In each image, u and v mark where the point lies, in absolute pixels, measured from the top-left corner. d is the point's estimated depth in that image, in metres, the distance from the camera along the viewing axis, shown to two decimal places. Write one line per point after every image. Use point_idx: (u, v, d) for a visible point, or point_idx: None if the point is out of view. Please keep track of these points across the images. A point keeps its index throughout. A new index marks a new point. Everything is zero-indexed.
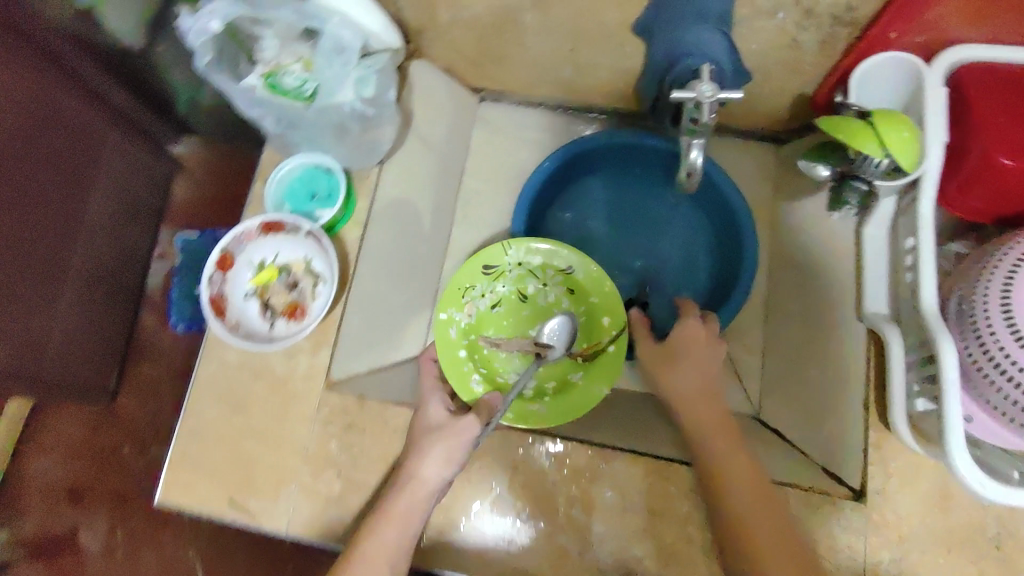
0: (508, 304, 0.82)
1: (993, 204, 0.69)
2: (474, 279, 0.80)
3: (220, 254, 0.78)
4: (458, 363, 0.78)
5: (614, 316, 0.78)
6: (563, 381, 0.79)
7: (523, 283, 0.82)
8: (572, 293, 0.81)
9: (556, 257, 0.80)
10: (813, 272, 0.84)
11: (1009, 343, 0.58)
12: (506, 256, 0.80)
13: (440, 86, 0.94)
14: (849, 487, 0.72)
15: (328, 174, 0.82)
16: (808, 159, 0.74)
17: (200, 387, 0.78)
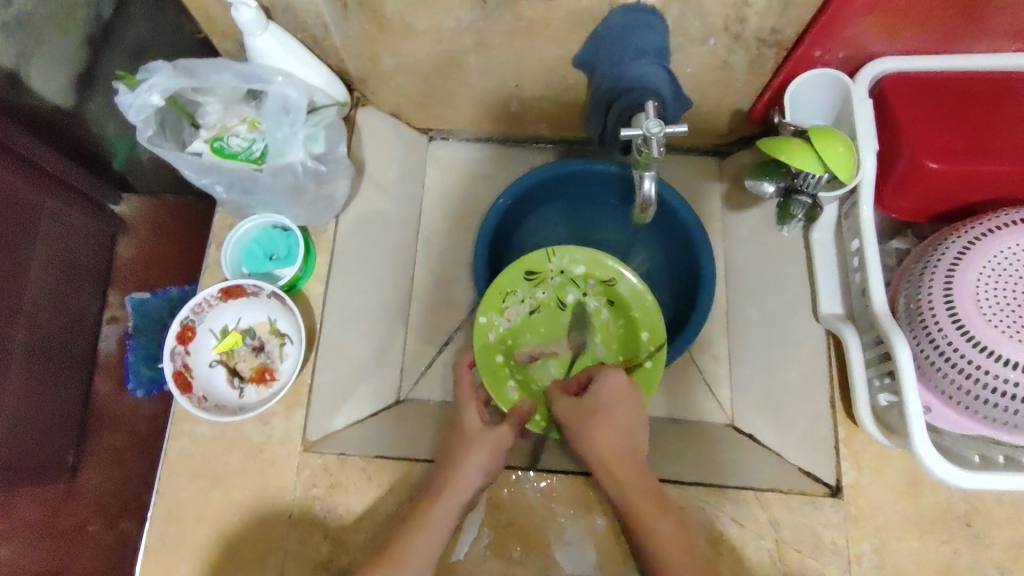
0: (547, 310, 0.86)
1: (924, 203, 0.73)
2: (516, 284, 0.84)
3: (180, 326, 0.75)
4: (495, 369, 0.82)
5: (653, 330, 0.82)
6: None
7: (562, 291, 0.87)
8: (612, 304, 0.85)
9: (596, 269, 0.84)
10: (768, 277, 0.87)
11: (954, 335, 0.62)
12: (550, 263, 0.84)
13: (389, 131, 0.94)
14: (827, 484, 0.74)
15: (285, 233, 0.81)
16: (753, 177, 0.79)
17: (171, 464, 0.75)
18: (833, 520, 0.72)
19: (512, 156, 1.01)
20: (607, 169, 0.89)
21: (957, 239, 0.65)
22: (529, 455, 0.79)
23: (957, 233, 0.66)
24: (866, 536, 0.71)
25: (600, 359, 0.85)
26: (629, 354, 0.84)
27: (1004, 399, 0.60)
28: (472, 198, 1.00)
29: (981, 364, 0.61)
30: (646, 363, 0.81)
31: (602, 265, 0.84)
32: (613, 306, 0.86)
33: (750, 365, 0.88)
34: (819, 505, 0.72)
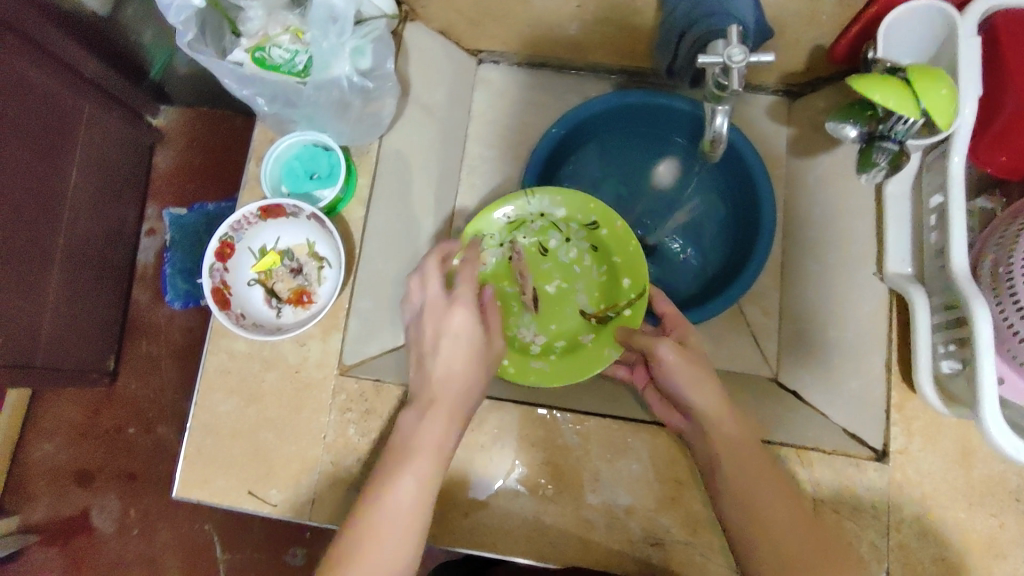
0: (530, 256, 0.85)
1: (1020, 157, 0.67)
2: (493, 228, 0.82)
3: (220, 242, 0.73)
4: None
5: (634, 277, 0.79)
6: (571, 341, 0.82)
7: (545, 237, 0.85)
8: (595, 250, 0.83)
9: (580, 212, 0.81)
10: (830, 230, 0.83)
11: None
12: (528, 205, 0.81)
13: (438, 50, 0.89)
14: (872, 449, 0.71)
15: (327, 151, 0.78)
16: (835, 119, 0.73)
17: (210, 379, 0.76)
18: (875, 484, 0.70)
19: (569, 84, 0.96)
20: (672, 103, 0.83)
21: None
22: (566, 399, 0.78)
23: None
24: (909, 503, 0.69)
25: (581, 307, 0.84)
26: (609, 303, 0.82)
27: None
28: (521, 127, 0.96)
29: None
30: (624, 312, 0.79)
31: (585, 209, 0.81)
32: (594, 253, 0.84)
33: (801, 322, 0.85)
34: (863, 467, 0.70)
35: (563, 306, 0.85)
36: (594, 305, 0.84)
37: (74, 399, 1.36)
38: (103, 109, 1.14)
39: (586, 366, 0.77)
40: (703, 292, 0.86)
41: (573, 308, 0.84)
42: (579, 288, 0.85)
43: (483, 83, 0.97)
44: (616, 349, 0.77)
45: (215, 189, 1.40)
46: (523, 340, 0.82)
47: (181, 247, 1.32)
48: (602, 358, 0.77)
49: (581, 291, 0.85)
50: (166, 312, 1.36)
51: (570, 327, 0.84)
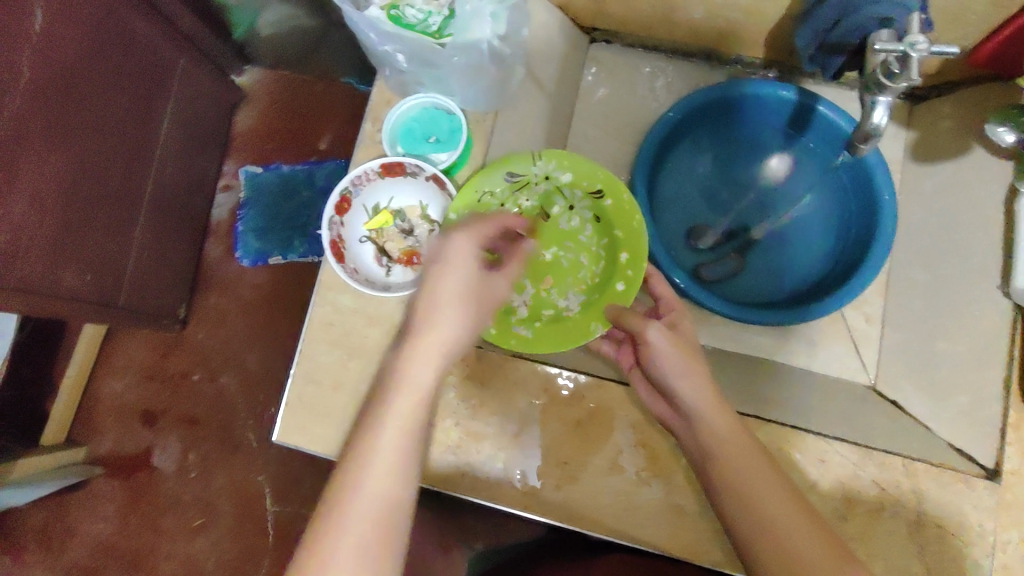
0: (530, 219, 0.81)
1: None
2: (496, 186, 0.76)
3: (339, 197, 0.74)
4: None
5: (634, 252, 0.76)
6: (559, 311, 0.79)
7: (548, 202, 0.81)
8: (597, 222, 0.80)
9: (586, 181, 0.78)
10: (948, 240, 0.80)
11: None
12: (535, 167, 0.78)
13: (555, 23, 0.89)
14: (983, 466, 0.69)
15: (448, 115, 0.78)
16: (993, 121, 0.75)
17: (314, 329, 0.77)
18: (982, 503, 0.68)
19: (679, 71, 0.94)
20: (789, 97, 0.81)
21: None
22: None
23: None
24: (1015, 524, 0.68)
25: (577, 280, 0.81)
26: (604, 279, 0.79)
27: None
28: (627, 109, 0.94)
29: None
30: (619, 287, 0.76)
31: (592, 177, 0.78)
32: (597, 224, 0.81)
33: (905, 331, 0.83)
34: (970, 484, 0.68)
35: (557, 275, 0.82)
36: (589, 279, 0.81)
37: (147, 341, 1.41)
38: (195, 63, 1.19)
39: (569, 338, 0.74)
40: (793, 299, 0.84)
41: (569, 278, 0.82)
42: (579, 259, 0.82)
43: (591, 61, 0.96)
44: (603, 324, 0.74)
45: (292, 150, 1.42)
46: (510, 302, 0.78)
47: (256, 206, 1.39)
48: (590, 332, 0.74)
49: (579, 263, 0.82)
50: (237, 267, 1.39)
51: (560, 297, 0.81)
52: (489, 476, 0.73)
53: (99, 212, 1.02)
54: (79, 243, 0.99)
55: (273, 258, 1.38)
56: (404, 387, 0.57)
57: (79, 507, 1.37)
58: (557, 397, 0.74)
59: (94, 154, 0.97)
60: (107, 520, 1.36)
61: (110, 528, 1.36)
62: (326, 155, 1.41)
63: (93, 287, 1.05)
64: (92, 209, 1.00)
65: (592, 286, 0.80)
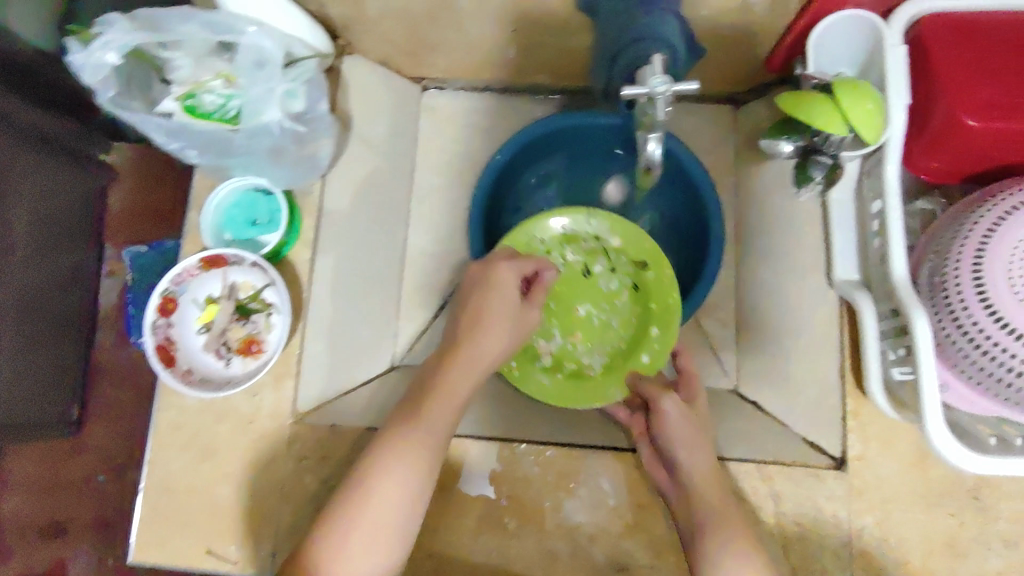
0: (571, 272, 0.85)
1: (954, 164, 0.67)
2: (545, 234, 0.82)
3: (161, 298, 0.72)
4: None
5: (664, 330, 0.80)
6: (580, 367, 0.84)
7: (592, 259, 0.85)
8: (635, 289, 0.84)
9: (634, 249, 0.83)
10: (778, 240, 0.83)
11: (982, 319, 0.55)
12: (590, 225, 0.82)
13: (378, 80, 0.89)
14: (830, 457, 0.72)
15: (267, 197, 0.77)
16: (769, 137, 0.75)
17: (161, 437, 0.74)
18: (835, 493, 0.70)
19: (514, 107, 0.95)
20: (613, 121, 0.81)
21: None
22: (519, 430, 0.77)
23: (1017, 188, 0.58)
24: (869, 509, 0.69)
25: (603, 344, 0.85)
26: (628, 348, 0.84)
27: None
28: (468, 152, 0.95)
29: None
30: (643, 357, 0.81)
31: (640, 246, 0.82)
32: (635, 292, 0.85)
33: (760, 330, 0.85)
34: (821, 477, 0.70)
35: (583, 336, 0.85)
36: (618, 342, 0.85)
37: (38, 452, 1.32)
38: (43, 155, 1.06)
39: (584, 399, 0.79)
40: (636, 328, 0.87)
41: (600, 339, 0.85)
42: (612, 322, 0.85)
43: (427, 109, 0.96)
44: (622, 391, 0.79)
45: (164, 227, 1.35)
46: (537, 348, 0.84)
47: (141, 287, 1.28)
48: (606, 396, 0.79)
49: (611, 327, 0.85)
50: (126, 356, 1.33)
51: (585, 354, 0.85)
52: None
53: None
54: None
55: None
56: (438, 386, 0.63)
57: None
58: None
59: None
60: None
61: None
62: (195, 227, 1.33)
63: None
64: None
65: (618, 350, 0.84)
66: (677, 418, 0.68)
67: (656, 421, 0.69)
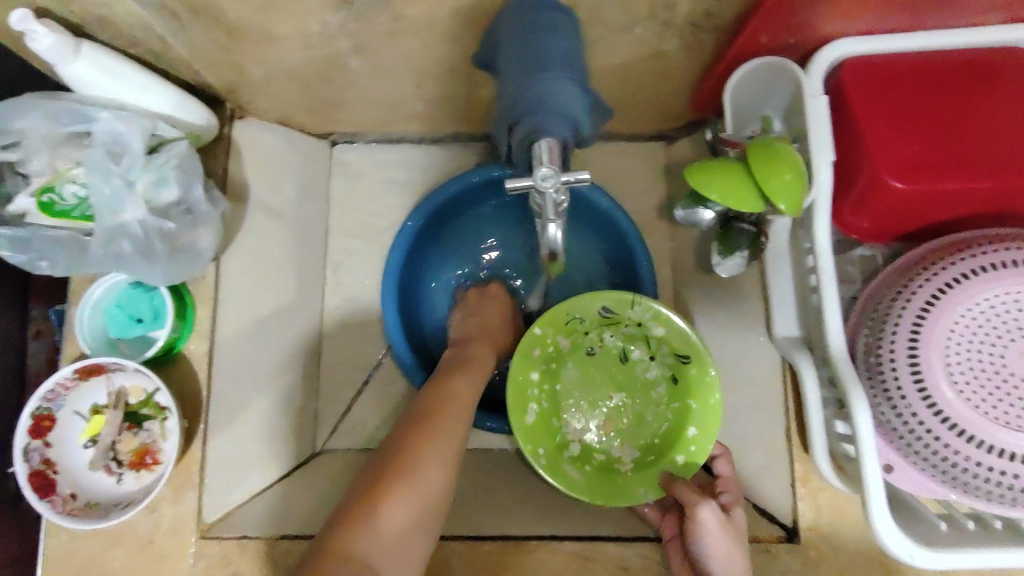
0: (606, 358, 0.74)
1: (880, 224, 0.62)
2: (584, 312, 0.72)
3: (33, 419, 0.64)
4: (521, 389, 0.71)
5: (703, 430, 0.67)
6: (611, 458, 0.71)
7: (631, 344, 0.73)
8: (674, 383, 0.71)
9: (678, 339, 0.70)
10: (715, 287, 0.79)
11: (921, 410, 0.52)
12: (631, 310, 0.71)
13: (281, 143, 0.82)
14: (782, 526, 0.67)
15: (149, 293, 0.69)
16: (687, 205, 0.69)
17: (49, 567, 0.66)
18: (790, 568, 0.65)
19: (433, 157, 0.89)
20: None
21: (963, 256, 0.54)
22: (456, 517, 0.70)
23: (952, 259, 0.54)
24: None
25: (638, 438, 0.72)
26: (664, 446, 0.70)
27: (997, 485, 0.50)
28: (387, 209, 0.89)
29: (980, 460, 0.50)
30: (677, 458, 0.68)
31: (684, 339, 0.69)
32: (674, 385, 0.71)
33: None
34: (776, 552, 0.65)
35: (616, 427, 0.73)
36: (650, 438, 0.71)
37: None
38: None
39: (611, 494, 0.67)
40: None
41: (633, 432, 0.72)
42: (647, 414, 0.72)
43: (339, 166, 0.89)
44: (654, 493, 0.67)
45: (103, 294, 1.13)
46: (566, 437, 0.72)
47: None
48: (635, 496, 0.67)
49: (646, 420, 0.72)
50: None
51: (616, 446, 0.72)
52: None
53: None
54: None
55: None
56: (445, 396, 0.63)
57: None
58: None
59: None
60: None
61: None
62: None
63: None
64: None
65: (650, 445, 0.71)
66: (713, 526, 0.59)
67: (689, 528, 0.60)
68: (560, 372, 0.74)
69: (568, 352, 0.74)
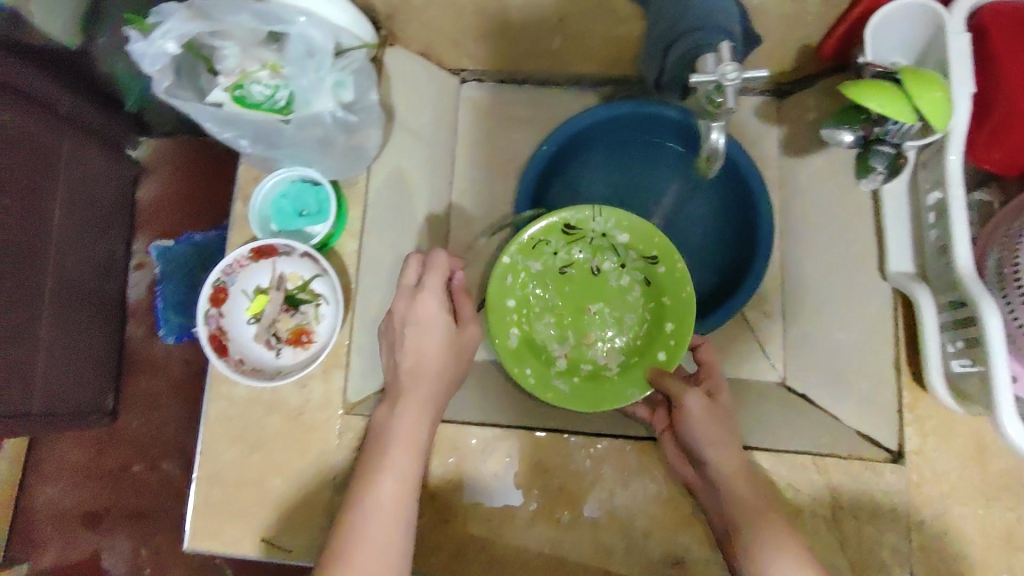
0: (579, 271, 0.82)
1: (1015, 157, 0.65)
2: (549, 235, 0.78)
3: (213, 288, 0.72)
4: (504, 317, 0.77)
5: (680, 325, 0.75)
6: (597, 367, 0.79)
7: (600, 257, 0.82)
8: (647, 285, 0.79)
9: (642, 243, 0.77)
10: (824, 230, 0.83)
11: None
12: (593, 223, 0.78)
13: (421, 73, 0.88)
14: (888, 450, 0.71)
15: (315, 187, 0.76)
16: (829, 126, 0.68)
17: (212, 428, 0.74)
18: (893, 486, 0.69)
19: (555, 99, 0.95)
20: (664, 111, 0.83)
21: None
22: (572, 421, 0.77)
23: None
24: (927, 503, 0.69)
25: (623, 339, 0.80)
26: (648, 345, 0.78)
27: None
28: (508, 145, 0.95)
29: None
30: (659, 356, 0.76)
31: (648, 241, 0.77)
32: (648, 287, 0.79)
33: (806, 323, 0.84)
34: (880, 471, 0.70)
35: (602, 335, 0.81)
36: (632, 340, 0.80)
37: (72, 441, 1.33)
38: (83, 143, 1.13)
39: (603, 399, 0.74)
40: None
41: (615, 337, 0.81)
42: (625, 319, 0.81)
43: (468, 102, 0.95)
44: (639, 390, 0.74)
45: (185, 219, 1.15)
46: (552, 354, 0.80)
47: (172, 281, 1.33)
48: (625, 396, 0.74)
49: (626, 325, 0.81)
50: (161, 346, 1.34)
51: (601, 356, 0.80)
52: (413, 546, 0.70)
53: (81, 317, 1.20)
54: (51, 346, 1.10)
55: None
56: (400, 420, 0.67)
57: None
58: (468, 454, 0.73)
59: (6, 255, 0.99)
60: None
61: None
62: None
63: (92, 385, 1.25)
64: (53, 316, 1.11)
65: (635, 348, 0.79)
66: (699, 413, 0.67)
67: (678, 417, 0.68)
68: (535, 294, 0.81)
69: (541, 274, 0.81)
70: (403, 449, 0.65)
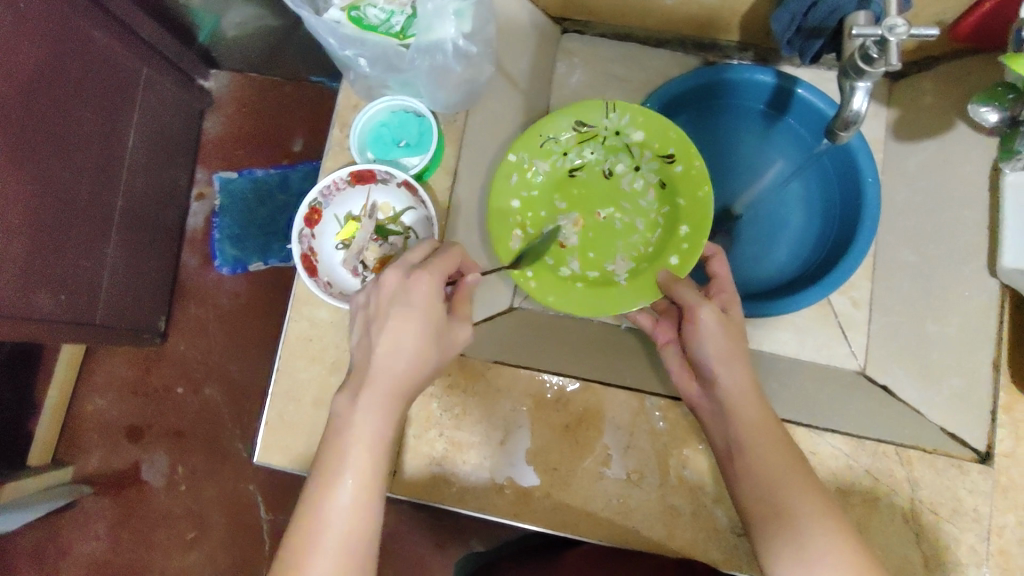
0: (591, 174, 0.81)
1: None
2: (560, 130, 0.76)
3: (310, 208, 0.73)
4: (505, 216, 0.75)
5: (693, 228, 0.73)
6: (605, 275, 0.77)
7: (614, 159, 0.80)
8: (663, 187, 0.77)
9: (658, 140, 0.75)
10: (927, 221, 0.80)
11: None
12: (606, 118, 0.75)
13: (526, 16, 0.85)
14: (974, 450, 0.69)
15: (418, 119, 0.76)
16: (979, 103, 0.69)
17: (290, 347, 0.75)
18: (978, 487, 0.67)
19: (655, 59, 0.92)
20: (732, 75, 0.81)
21: None
22: (648, 381, 0.75)
23: None
24: (1012, 508, 0.66)
25: (634, 242, 0.79)
26: (661, 251, 0.76)
27: None
28: None
29: None
30: (672, 260, 0.73)
31: (665, 138, 0.74)
32: (663, 189, 0.77)
33: (896, 315, 0.81)
34: (965, 469, 0.67)
35: (608, 241, 0.80)
36: (644, 246, 0.78)
37: (124, 356, 1.36)
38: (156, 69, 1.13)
39: (609, 304, 0.71)
40: (786, 286, 0.84)
41: (624, 243, 0.80)
42: (635, 225, 0.80)
43: (566, 53, 0.93)
44: (649, 297, 0.71)
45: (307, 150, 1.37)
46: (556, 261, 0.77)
47: (231, 213, 1.35)
48: (632, 302, 0.71)
49: (637, 232, 0.80)
50: (215, 276, 1.36)
51: (610, 263, 0.79)
52: (477, 486, 0.71)
53: (145, 243, 1.22)
54: (113, 264, 1.12)
55: (252, 265, 1.34)
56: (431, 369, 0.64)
57: (70, 526, 1.33)
58: (543, 401, 0.72)
59: (75, 171, 0.99)
60: (97, 540, 1.33)
61: (102, 546, 1.33)
62: (301, 157, 1.37)
63: (151, 306, 1.28)
64: (121, 238, 1.13)
65: (644, 255, 0.77)
66: (712, 326, 0.64)
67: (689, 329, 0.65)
68: (540, 196, 0.79)
69: (549, 176, 0.79)
70: (363, 470, 0.57)
